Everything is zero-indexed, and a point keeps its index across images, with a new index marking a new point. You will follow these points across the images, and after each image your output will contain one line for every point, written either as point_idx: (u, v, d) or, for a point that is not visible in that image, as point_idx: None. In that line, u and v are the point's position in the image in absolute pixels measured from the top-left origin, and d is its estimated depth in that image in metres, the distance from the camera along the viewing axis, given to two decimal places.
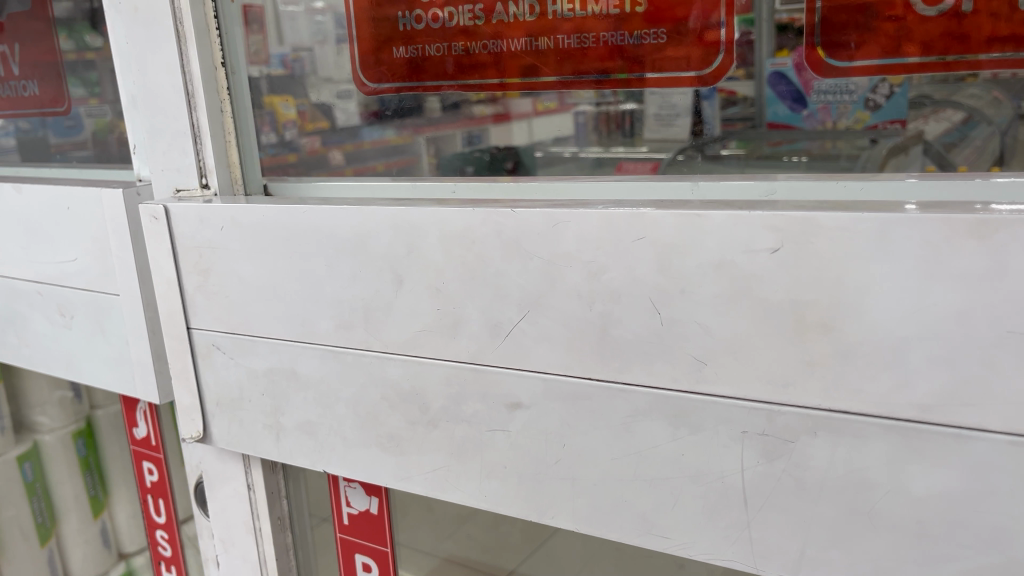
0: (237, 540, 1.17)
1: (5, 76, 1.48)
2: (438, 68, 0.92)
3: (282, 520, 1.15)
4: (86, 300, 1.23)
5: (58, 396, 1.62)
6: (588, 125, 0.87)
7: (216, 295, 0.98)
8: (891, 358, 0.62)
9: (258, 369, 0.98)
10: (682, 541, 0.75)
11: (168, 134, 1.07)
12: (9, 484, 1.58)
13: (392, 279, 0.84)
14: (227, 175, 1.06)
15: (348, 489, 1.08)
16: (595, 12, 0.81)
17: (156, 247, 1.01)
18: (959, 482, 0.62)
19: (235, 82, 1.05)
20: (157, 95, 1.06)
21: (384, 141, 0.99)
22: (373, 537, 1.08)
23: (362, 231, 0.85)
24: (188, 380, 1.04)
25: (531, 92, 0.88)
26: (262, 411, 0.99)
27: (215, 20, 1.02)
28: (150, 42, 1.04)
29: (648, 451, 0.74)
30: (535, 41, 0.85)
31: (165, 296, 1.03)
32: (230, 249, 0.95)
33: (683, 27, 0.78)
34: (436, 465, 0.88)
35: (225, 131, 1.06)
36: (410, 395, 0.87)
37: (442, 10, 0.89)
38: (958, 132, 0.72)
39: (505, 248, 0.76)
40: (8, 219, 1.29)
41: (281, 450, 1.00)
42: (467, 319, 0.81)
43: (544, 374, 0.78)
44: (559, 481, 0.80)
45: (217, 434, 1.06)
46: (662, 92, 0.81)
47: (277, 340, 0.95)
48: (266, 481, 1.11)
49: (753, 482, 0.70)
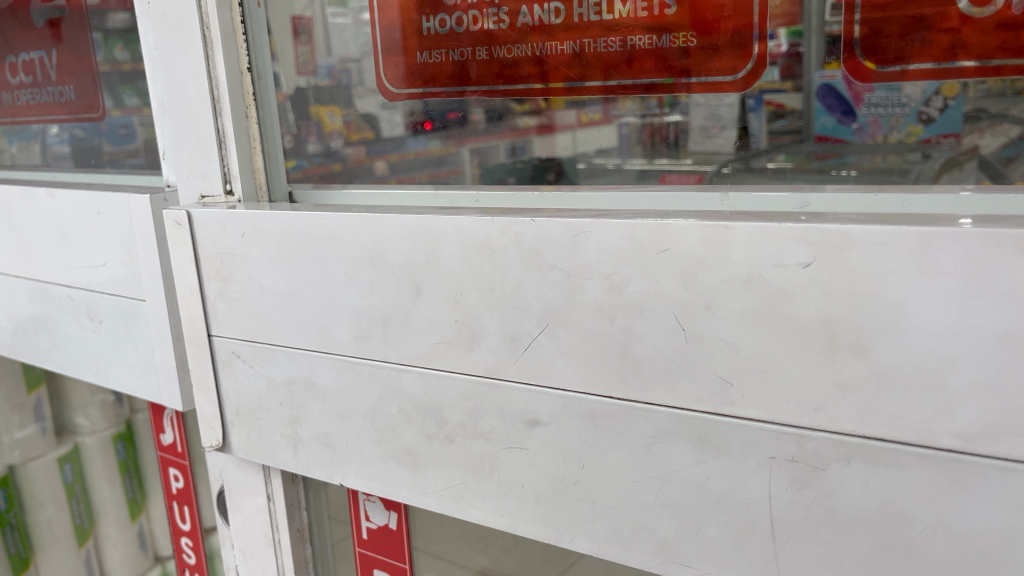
0: (258, 552, 1.15)
1: (43, 82, 1.51)
2: (465, 75, 0.90)
3: (302, 532, 1.13)
4: (116, 305, 1.23)
5: (99, 398, 1.62)
6: (632, 137, 0.82)
7: (236, 302, 0.97)
8: (931, 383, 0.58)
9: (276, 378, 0.96)
10: (705, 570, 0.71)
11: (194, 139, 1.07)
12: (49, 484, 1.63)
13: (410, 289, 0.82)
14: (251, 181, 1.05)
15: (367, 503, 1.06)
16: (623, 16, 0.78)
17: (178, 253, 1.00)
18: (1005, 520, 0.57)
19: (260, 87, 1.04)
20: (183, 100, 1.05)
21: (428, 151, 0.96)
22: (391, 553, 1.06)
23: (381, 240, 0.82)
24: (209, 387, 1.03)
25: (576, 102, 0.84)
26: (280, 421, 0.98)
27: (242, 25, 1.01)
28: (178, 47, 1.03)
29: (670, 474, 0.70)
30: (562, 46, 0.83)
31: (187, 302, 1.02)
32: (251, 255, 0.93)
33: (727, 40, 0.74)
34: (453, 482, 0.85)
35: (249, 137, 1.05)
36: (427, 409, 0.84)
37: (466, 13, 0.87)
38: (1016, 146, 0.67)
39: (524, 259, 0.74)
40: (42, 224, 1.30)
41: (298, 462, 0.98)
42: (485, 332, 0.78)
43: (562, 390, 0.75)
44: (578, 503, 0.76)
45: (237, 443, 1.04)
46: (709, 103, 0.77)
47: (295, 349, 0.93)
48: (286, 492, 1.09)
49: (780, 511, 0.66)
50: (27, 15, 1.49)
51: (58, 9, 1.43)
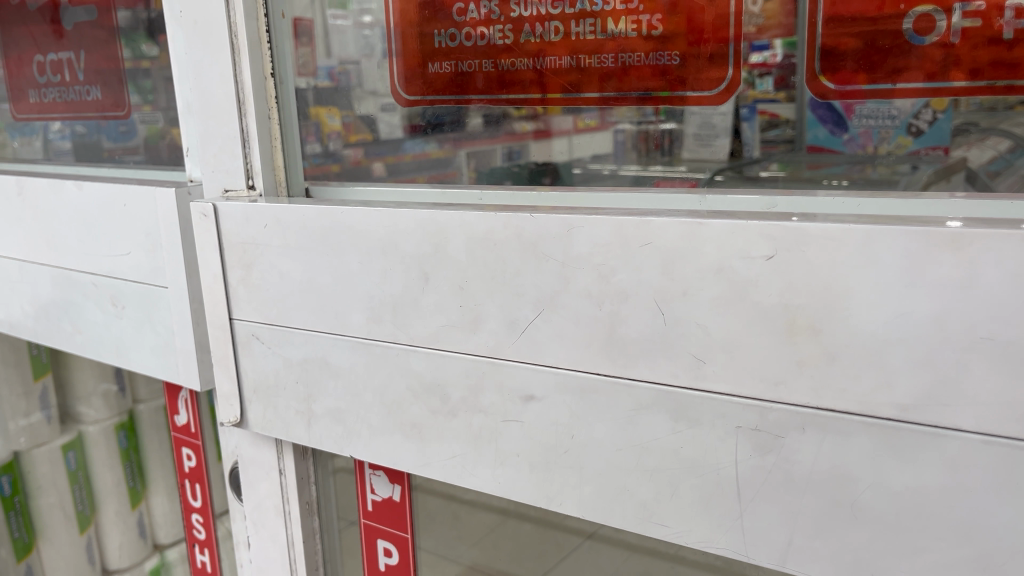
0: (268, 523, 1.24)
1: (70, 81, 1.59)
2: (468, 84, 0.99)
3: (310, 504, 1.22)
4: (138, 292, 1.31)
5: (102, 388, 1.76)
6: (627, 143, 0.92)
7: (257, 288, 1.06)
8: (873, 360, 0.67)
9: (293, 358, 1.05)
10: (679, 528, 0.80)
11: (219, 138, 1.15)
12: (52, 469, 1.76)
13: (419, 277, 0.91)
14: (271, 177, 1.14)
15: (373, 477, 1.14)
16: (616, 34, 0.87)
17: (204, 242, 1.09)
18: (936, 479, 0.66)
19: (282, 91, 1.13)
20: (210, 102, 1.14)
21: (426, 154, 1.06)
22: (394, 523, 1.14)
23: (393, 232, 0.91)
24: (229, 366, 1.12)
25: (574, 109, 0.94)
26: (295, 397, 1.06)
27: (267, 35, 1.10)
28: (207, 54, 1.12)
29: (650, 442, 0.79)
30: (559, 60, 0.92)
31: (211, 288, 1.11)
32: (273, 245, 1.02)
33: (706, 57, 0.84)
34: (454, 453, 0.93)
35: (271, 138, 1.13)
36: (432, 386, 0.93)
37: (474, 29, 0.97)
38: (1003, 160, 0.75)
39: (523, 250, 0.83)
40: (69, 214, 1.39)
41: (311, 436, 1.06)
42: (487, 315, 0.87)
43: (555, 368, 0.84)
44: (567, 470, 0.86)
45: (254, 419, 1.13)
46: (703, 112, 0.87)
47: (311, 331, 1.02)
48: (297, 467, 1.18)
49: (745, 474, 0.75)
50: (57, 18, 1.58)
51: (89, 12, 1.52)
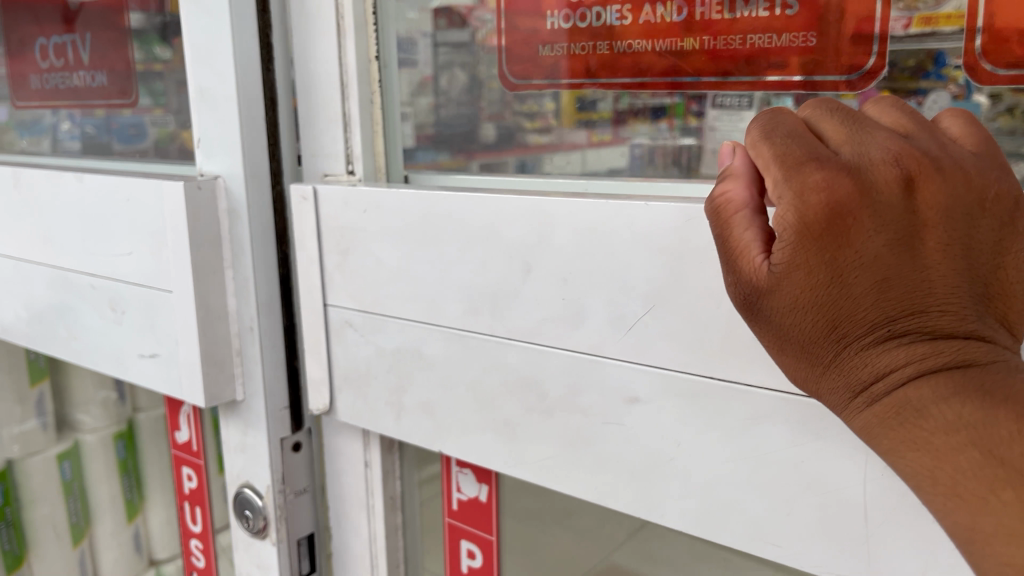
0: (351, 516, 1.26)
1: (74, 64, 1.54)
2: (581, 66, 0.94)
3: (394, 500, 1.22)
4: (137, 296, 1.26)
5: (101, 396, 1.76)
6: (643, 158, 0.93)
7: (354, 275, 1.04)
8: None
9: (386, 347, 1.04)
10: (793, 549, 0.78)
11: (320, 121, 1.16)
12: (46, 478, 1.77)
13: (520, 268, 0.89)
14: (371, 163, 1.13)
15: (459, 475, 1.12)
16: (746, 13, 0.82)
17: (301, 226, 1.08)
18: None
19: (385, 75, 1.12)
20: (313, 84, 1.15)
21: (438, 163, 1.10)
22: (479, 524, 1.11)
23: (495, 219, 0.89)
24: (319, 355, 1.11)
25: (588, 123, 0.96)
26: (386, 388, 1.05)
27: (373, 15, 1.09)
28: (314, 33, 1.12)
29: (767, 454, 0.77)
30: (680, 42, 0.86)
31: (305, 272, 1.10)
32: (372, 232, 1.01)
33: (845, 42, 0.78)
34: (547, 454, 0.92)
35: (373, 122, 1.13)
36: (529, 382, 0.91)
37: (590, 9, 0.92)
38: None
39: (636, 243, 0.80)
40: (68, 211, 1.33)
41: (400, 428, 1.05)
42: (591, 311, 0.85)
43: (663, 369, 0.82)
44: (671, 480, 0.83)
45: (342, 409, 1.12)
46: (722, 130, 0.86)
47: (407, 321, 1.01)
48: (382, 461, 1.19)
49: (874, 494, 0.73)
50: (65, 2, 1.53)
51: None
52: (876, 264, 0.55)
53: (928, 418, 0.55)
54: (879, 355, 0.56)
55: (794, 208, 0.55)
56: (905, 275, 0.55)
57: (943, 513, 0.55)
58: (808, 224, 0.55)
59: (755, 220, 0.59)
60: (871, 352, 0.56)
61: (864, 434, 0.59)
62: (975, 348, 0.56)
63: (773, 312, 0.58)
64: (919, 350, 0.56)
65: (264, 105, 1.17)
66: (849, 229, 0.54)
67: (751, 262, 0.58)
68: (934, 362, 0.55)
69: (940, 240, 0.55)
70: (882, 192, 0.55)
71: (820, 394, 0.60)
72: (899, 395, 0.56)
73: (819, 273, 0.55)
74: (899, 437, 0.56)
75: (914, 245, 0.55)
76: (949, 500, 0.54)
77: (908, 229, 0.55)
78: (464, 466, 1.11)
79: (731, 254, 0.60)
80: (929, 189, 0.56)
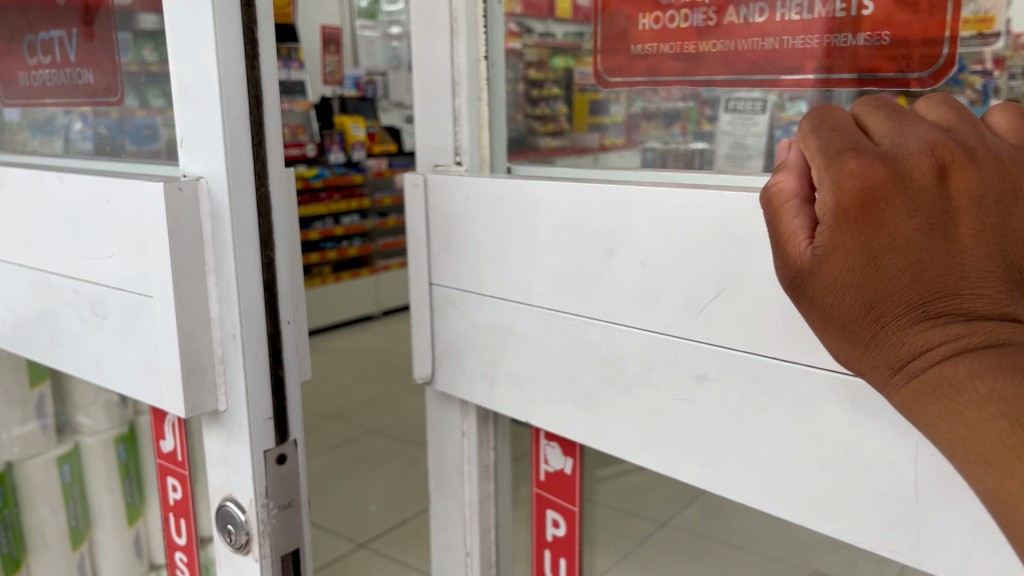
0: (450, 484, 1.44)
1: (61, 62, 1.64)
2: (665, 63, 1.08)
3: (487, 468, 1.40)
4: (123, 302, 1.27)
5: (103, 399, 1.75)
6: (654, 158, 1.13)
7: (455, 255, 1.21)
8: None
9: (482, 323, 1.19)
10: (848, 526, 0.87)
11: (433, 117, 1.32)
12: (47, 480, 1.80)
13: (604, 251, 1.02)
14: (477, 155, 1.31)
15: (548, 449, 1.31)
16: (823, 15, 0.93)
17: (411, 211, 1.26)
18: None
19: (493, 73, 1.30)
20: (431, 82, 1.31)
21: None
22: (564, 495, 1.30)
23: (582, 207, 1.03)
24: (423, 328, 1.28)
25: (598, 130, 1.18)
26: (481, 360, 1.21)
27: (484, 20, 1.27)
28: (427, 36, 1.29)
29: (825, 433, 0.87)
30: (763, 39, 0.98)
31: (416, 256, 1.27)
32: (474, 217, 1.17)
33: (919, 41, 0.88)
34: (624, 427, 1.05)
35: (479, 118, 1.30)
36: (607, 357, 1.05)
37: (679, 11, 1.05)
38: None
39: (710, 230, 0.90)
40: (61, 226, 1.39)
41: (493, 396, 1.21)
42: (667, 292, 0.96)
43: (730, 349, 0.92)
44: (736, 459, 0.95)
45: (443, 376, 1.29)
46: (735, 136, 1.03)
47: (501, 298, 1.16)
48: (478, 431, 1.37)
49: (924, 475, 0.81)
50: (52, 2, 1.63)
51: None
52: (908, 245, 0.61)
53: (957, 390, 0.60)
54: (916, 335, 0.62)
55: (833, 194, 0.62)
56: (938, 258, 0.60)
57: (976, 481, 0.60)
58: (845, 207, 0.61)
59: (802, 209, 0.67)
60: (908, 331, 0.62)
61: (904, 409, 0.64)
62: (1009, 328, 0.61)
63: (817, 294, 0.65)
64: (954, 330, 0.61)
65: (247, 103, 1.12)
66: (884, 211, 0.60)
67: (796, 247, 0.65)
68: (968, 341, 0.60)
69: (973, 227, 0.61)
70: (915, 179, 0.61)
71: (863, 371, 0.66)
72: (936, 372, 0.61)
73: (855, 254, 0.61)
74: (937, 411, 0.62)
75: (947, 232, 0.61)
76: (982, 465, 0.59)
77: (940, 215, 0.61)
78: (551, 441, 1.30)
79: (779, 239, 0.67)
80: (962, 177, 0.62)
